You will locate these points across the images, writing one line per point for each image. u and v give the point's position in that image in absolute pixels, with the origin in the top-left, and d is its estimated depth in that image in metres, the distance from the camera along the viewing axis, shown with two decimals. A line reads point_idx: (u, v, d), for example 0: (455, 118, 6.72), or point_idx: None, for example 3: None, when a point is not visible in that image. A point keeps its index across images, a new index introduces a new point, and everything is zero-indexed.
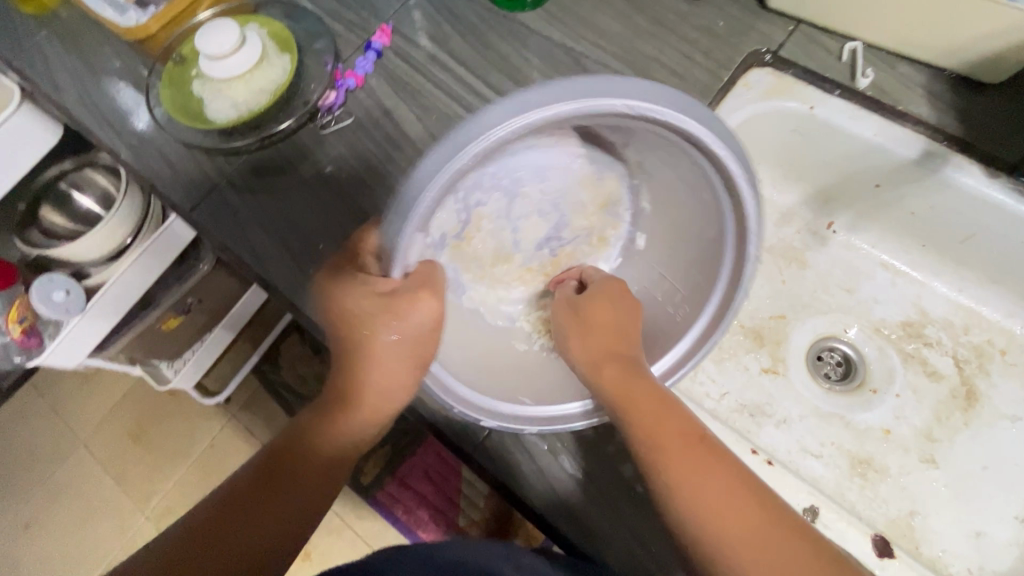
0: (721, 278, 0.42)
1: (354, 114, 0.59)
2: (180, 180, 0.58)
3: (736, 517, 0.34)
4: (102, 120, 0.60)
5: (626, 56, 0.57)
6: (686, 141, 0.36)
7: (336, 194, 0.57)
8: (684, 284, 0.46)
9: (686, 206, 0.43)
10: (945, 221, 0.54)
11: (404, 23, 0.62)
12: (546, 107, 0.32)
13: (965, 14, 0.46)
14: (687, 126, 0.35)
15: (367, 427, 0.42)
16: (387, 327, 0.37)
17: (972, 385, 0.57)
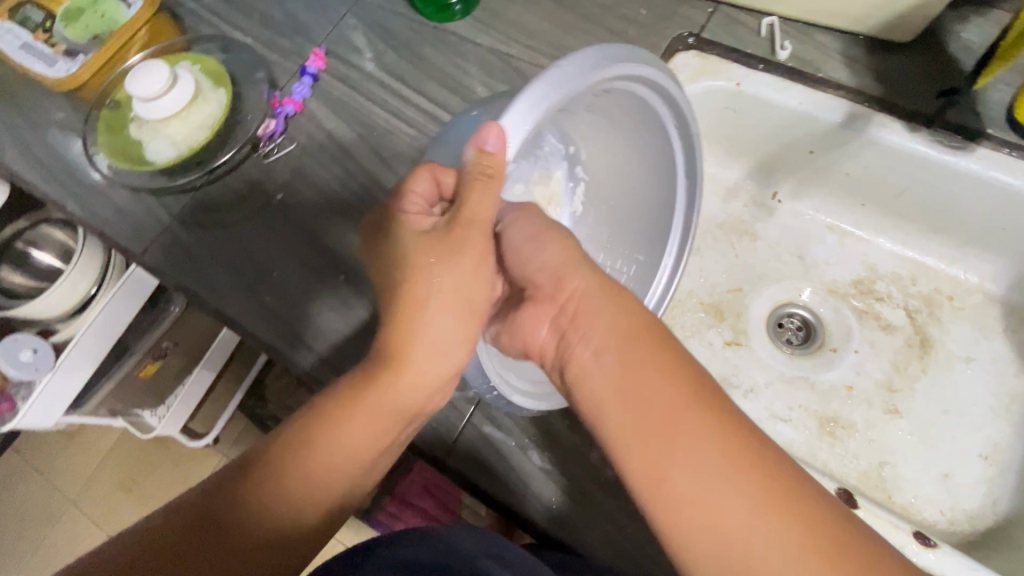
0: (674, 235, 0.50)
1: (297, 139, 0.60)
2: (129, 224, 0.58)
3: (698, 474, 0.31)
4: (49, 172, 0.60)
5: (555, 53, 0.59)
6: (681, 120, 0.43)
7: (288, 221, 0.57)
8: (628, 265, 0.51)
9: (649, 184, 0.49)
10: (878, 177, 0.56)
11: (339, 44, 0.63)
12: (616, 65, 0.36)
13: None
14: (685, 102, 0.42)
15: (407, 395, 0.38)
16: (434, 268, 0.36)
17: (926, 333, 0.59)
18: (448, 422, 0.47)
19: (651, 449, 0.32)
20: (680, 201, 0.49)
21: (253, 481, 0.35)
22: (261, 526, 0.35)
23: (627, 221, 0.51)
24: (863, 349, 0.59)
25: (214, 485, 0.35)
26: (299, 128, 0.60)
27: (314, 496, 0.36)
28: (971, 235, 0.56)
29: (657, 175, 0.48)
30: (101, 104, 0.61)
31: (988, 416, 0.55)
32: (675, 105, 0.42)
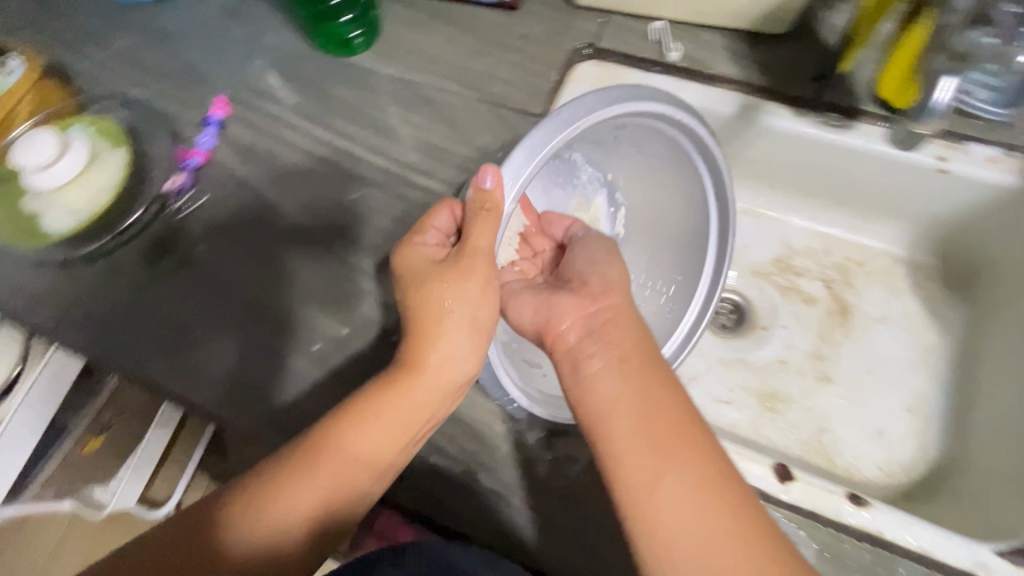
0: (710, 262, 0.52)
1: (211, 191, 0.59)
2: (40, 300, 0.55)
3: (688, 502, 0.35)
4: None
5: (461, 77, 0.59)
6: (699, 147, 0.46)
7: (206, 276, 0.55)
8: (666, 286, 0.54)
9: (683, 206, 0.52)
10: (779, 161, 0.59)
11: (244, 90, 0.62)
12: (628, 101, 0.39)
13: None
14: (700, 133, 0.45)
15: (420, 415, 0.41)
16: (450, 290, 0.39)
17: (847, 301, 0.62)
18: None
19: (649, 472, 0.36)
20: (713, 230, 0.51)
21: (263, 480, 0.39)
22: (257, 535, 0.37)
23: (665, 243, 0.54)
24: (791, 324, 0.62)
25: (234, 482, 0.39)
26: (211, 179, 0.59)
27: (317, 503, 0.38)
28: (868, 204, 0.60)
29: (688, 200, 0.51)
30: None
31: (907, 371, 0.58)
32: (689, 134, 0.45)
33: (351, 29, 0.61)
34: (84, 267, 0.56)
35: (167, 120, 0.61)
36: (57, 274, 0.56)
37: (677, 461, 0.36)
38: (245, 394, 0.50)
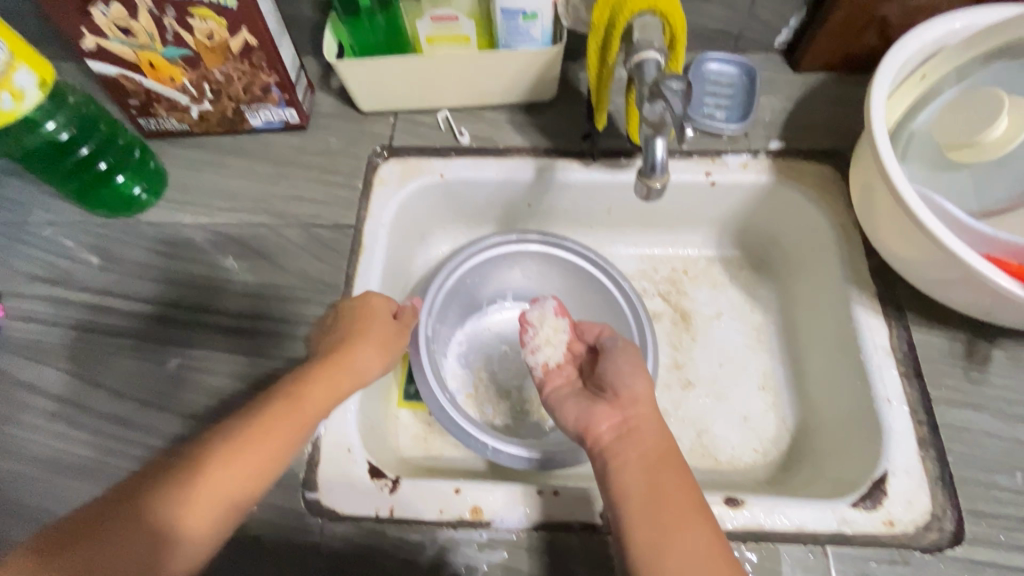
0: (874, 379, 0.58)
1: (372, 212, 0.70)
2: (204, 292, 0.65)
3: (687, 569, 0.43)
4: (114, 276, 0.67)
5: (551, 143, 0.73)
6: (768, 188, 0.71)
7: (329, 298, 0.65)
8: (881, 373, 0.58)
9: (830, 314, 0.66)
10: (833, 217, 0.67)
11: (365, 142, 0.74)
12: (575, 184, 0.73)
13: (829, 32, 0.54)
14: (763, 179, 0.70)
15: (642, 430, 0.52)
16: (630, 397, 0.54)
17: (968, 357, 0.58)
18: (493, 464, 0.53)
19: (654, 539, 0.45)
20: (876, 358, 0.59)
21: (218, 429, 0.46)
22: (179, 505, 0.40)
23: (817, 340, 0.69)
24: (903, 363, 0.58)
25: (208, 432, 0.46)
26: (374, 205, 0.70)
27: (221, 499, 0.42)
28: (803, 278, 0.73)
29: (835, 326, 0.65)
30: (187, 192, 0.71)
31: (1021, 449, 0.54)
32: (754, 182, 0.71)
33: (500, 106, 0.75)
34: (245, 272, 0.66)
35: (329, 157, 0.73)
36: (221, 275, 0.66)
37: (680, 538, 0.45)
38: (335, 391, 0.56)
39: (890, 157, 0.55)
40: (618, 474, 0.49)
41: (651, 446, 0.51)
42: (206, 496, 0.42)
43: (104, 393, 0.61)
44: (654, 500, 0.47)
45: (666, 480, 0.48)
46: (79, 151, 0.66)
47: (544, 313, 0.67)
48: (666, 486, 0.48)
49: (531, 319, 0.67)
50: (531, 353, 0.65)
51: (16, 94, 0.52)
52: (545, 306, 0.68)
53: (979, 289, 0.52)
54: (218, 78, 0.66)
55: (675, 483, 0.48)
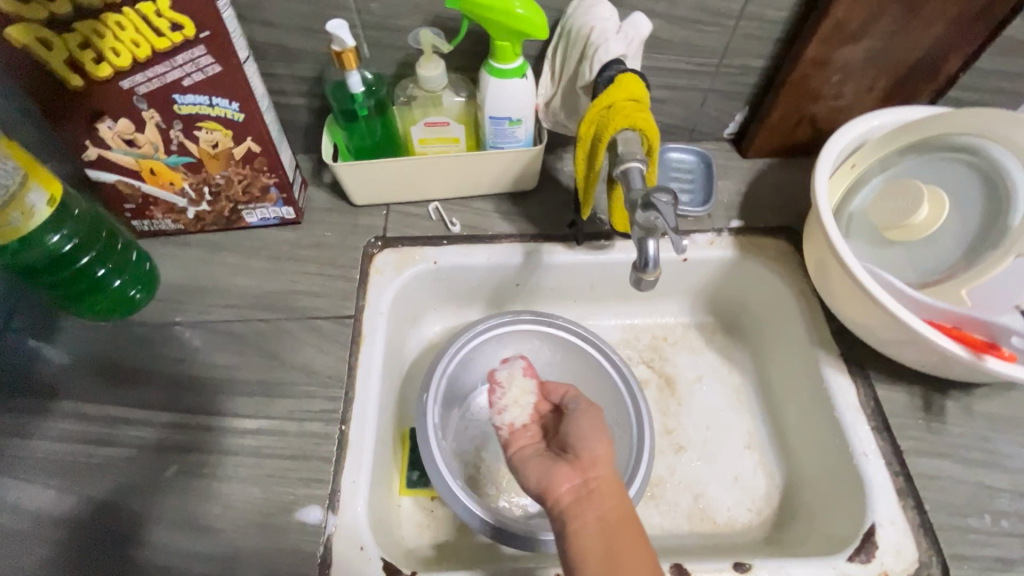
0: (850, 436, 0.63)
1: (370, 302, 0.72)
2: (201, 391, 0.65)
3: None
4: (104, 381, 0.65)
5: (536, 228, 0.78)
6: (734, 261, 0.79)
7: (331, 389, 0.65)
8: (855, 430, 0.64)
9: (802, 375, 0.73)
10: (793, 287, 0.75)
11: (359, 233, 0.77)
12: (561, 264, 0.78)
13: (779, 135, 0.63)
14: (729, 254, 0.78)
15: (602, 492, 0.53)
16: (588, 457, 0.56)
17: (926, 409, 0.64)
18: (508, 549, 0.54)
19: None
20: (848, 416, 0.65)
21: None
22: None
23: (792, 399, 0.75)
24: (873, 418, 0.64)
25: None
26: (371, 294, 0.73)
27: None
28: (772, 341, 0.80)
29: (807, 386, 0.71)
30: (182, 291, 0.72)
31: (985, 492, 0.60)
32: (721, 256, 0.78)
33: (486, 195, 0.81)
34: (243, 369, 0.66)
35: (324, 250, 0.76)
36: (219, 372, 0.66)
37: None
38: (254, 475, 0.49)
39: (839, 238, 0.63)
40: (580, 537, 0.49)
41: (611, 508, 0.52)
42: None
43: (97, 507, 0.58)
44: (612, 563, 0.47)
45: (626, 538, 0.49)
46: (79, 260, 0.64)
47: (513, 373, 0.73)
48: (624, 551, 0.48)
49: (500, 380, 0.73)
50: (500, 413, 0.69)
51: (27, 211, 0.54)
52: (513, 366, 0.74)
53: (928, 349, 0.59)
54: (218, 181, 0.69)
55: (635, 542, 0.49)
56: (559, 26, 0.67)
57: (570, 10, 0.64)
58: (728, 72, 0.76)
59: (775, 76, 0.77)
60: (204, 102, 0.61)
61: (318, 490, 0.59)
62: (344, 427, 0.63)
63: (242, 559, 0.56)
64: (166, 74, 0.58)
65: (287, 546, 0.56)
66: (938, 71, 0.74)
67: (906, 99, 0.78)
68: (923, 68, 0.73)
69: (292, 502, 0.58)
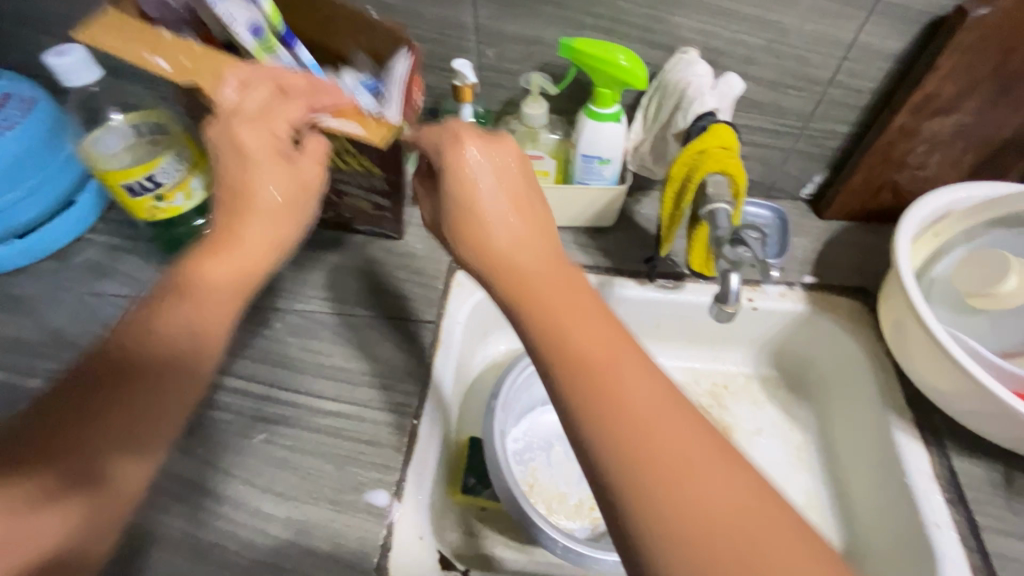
0: (924, 508, 0.61)
1: (449, 310, 0.78)
2: (293, 371, 0.71)
3: (652, 429, 0.38)
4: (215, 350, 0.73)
5: (612, 260, 0.82)
6: (803, 315, 0.79)
7: (407, 385, 0.70)
8: (928, 502, 0.61)
9: (873, 441, 0.71)
10: (867, 347, 0.74)
11: (448, 248, 0.84)
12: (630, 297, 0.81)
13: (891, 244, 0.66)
14: (799, 308, 0.79)
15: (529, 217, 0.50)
16: (497, 179, 0.50)
17: (1008, 487, 0.61)
18: None
19: (592, 391, 0.40)
20: (922, 487, 0.62)
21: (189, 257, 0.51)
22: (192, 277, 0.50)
23: (859, 465, 0.73)
24: (947, 490, 0.62)
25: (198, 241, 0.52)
26: (451, 303, 0.79)
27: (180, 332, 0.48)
28: (838, 402, 0.79)
29: (877, 451, 0.69)
30: (287, 281, 0.80)
31: None
32: (791, 310, 0.79)
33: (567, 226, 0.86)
34: (332, 356, 0.73)
35: (416, 259, 0.83)
36: (311, 356, 0.73)
37: (623, 375, 0.40)
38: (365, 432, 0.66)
39: (923, 305, 0.62)
40: (598, 424, 0.39)
41: (545, 254, 0.48)
42: (225, 289, 0.51)
43: (195, 460, 0.64)
44: (567, 318, 0.44)
45: (636, 403, 0.39)
46: (212, 242, 0.75)
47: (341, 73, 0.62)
48: (567, 293, 0.45)
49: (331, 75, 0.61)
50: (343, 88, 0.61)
51: (189, 193, 0.62)
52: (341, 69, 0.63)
53: (1013, 424, 0.58)
54: (346, 221, 0.83)
55: (642, 396, 0.39)
56: (655, 80, 0.73)
57: (668, 65, 0.71)
58: (812, 135, 0.80)
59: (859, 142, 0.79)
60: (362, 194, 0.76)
61: (386, 477, 0.63)
62: (417, 422, 0.67)
63: (313, 528, 0.60)
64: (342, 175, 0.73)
65: (356, 524, 0.60)
66: None
67: (996, 173, 0.78)
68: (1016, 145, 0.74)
69: (363, 484, 0.62)
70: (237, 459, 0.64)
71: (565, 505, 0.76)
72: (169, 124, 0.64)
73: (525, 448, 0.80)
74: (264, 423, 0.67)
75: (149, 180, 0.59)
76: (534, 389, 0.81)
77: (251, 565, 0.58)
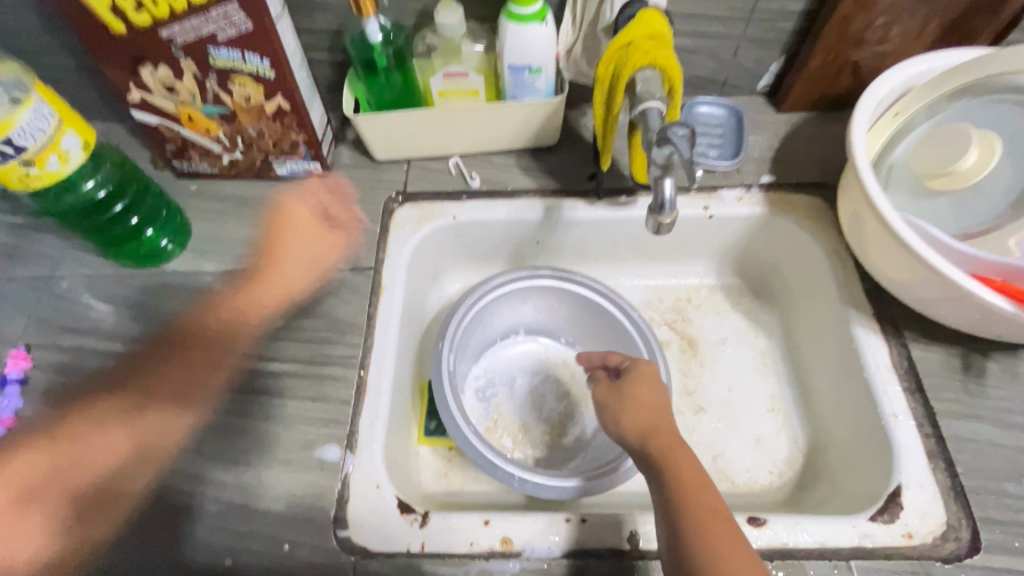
0: (881, 400, 0.60)
1: (389, 254, 0.73)
2: (232, 337, 0.68)
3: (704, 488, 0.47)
4: (145, 325, 0.69)
5: (558, 183, 0.77)
6: (762, 218, 0.75)
7: (350, 337, 0.67)
8: (886, 394, 0.60)
9: (833, 340, 0.69)
10: (826, 245, 0.71)
11: (381, 189, 0.78)
12: (580, 218, 0.76)
13: (852, 131, 0.60)
14: (757, 211, 0.75)
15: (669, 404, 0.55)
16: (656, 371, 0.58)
17: (965, 370, 0.60)
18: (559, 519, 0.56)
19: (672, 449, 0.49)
20: (880, 380, 0.61)
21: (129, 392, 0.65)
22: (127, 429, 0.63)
23: (821, 364, 0.72)
24: (906, 379, 0.61)
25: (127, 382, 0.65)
26: (391, 246, 0.74)
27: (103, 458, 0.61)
28: (799, 304, 0.77)
29: (837, 349, 0.68)
30: (214, 242, 0.75)
31: None
32: (750, 213, 0.75)
33: (508, 151, 0.80)
34: (270, 316, 0.69)
35: (348, 205, 0.77)
36: (249, 319, 0.69)
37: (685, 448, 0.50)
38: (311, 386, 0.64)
39: (878, 192, 0.58)
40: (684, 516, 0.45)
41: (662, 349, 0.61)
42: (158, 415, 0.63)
43: (139, 438, 0.62)
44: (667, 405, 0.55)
45: (709, 505, 0.45)
46: (114, 207, 0.70)
47: None
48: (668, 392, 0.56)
49: None
50: None
51: (63, 155, 0.56)
52: None
53: (970, 305, 0.55)
54: (250, 132, 0.72)
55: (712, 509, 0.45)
56: None
57: None
58: (762, 18, 0.72)
59: (814, 20, 0.72)
60: (236, 56, 0.63)
61: (335, 432, 0.61)
62: (363, 372, 0.65)
63: (263, 491, 0.58)
64: (201, 27, 0.60)
65: (307, 481, 0.59)
66: (999, 10, 0.67)
67: (962, 41, 0.72)
68: (982, 5, 0.67)
69: (313, 441, 0.61)
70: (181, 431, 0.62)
71: (530, 433, 0.75)
72: (24, 78, 0.56)
73: (488, 385, 0.79)
74: (205, 391, 0.64)
75: (9, 143, 0.52)
76: (489, 325, 0.79)
77: (208, 534, 0.57)
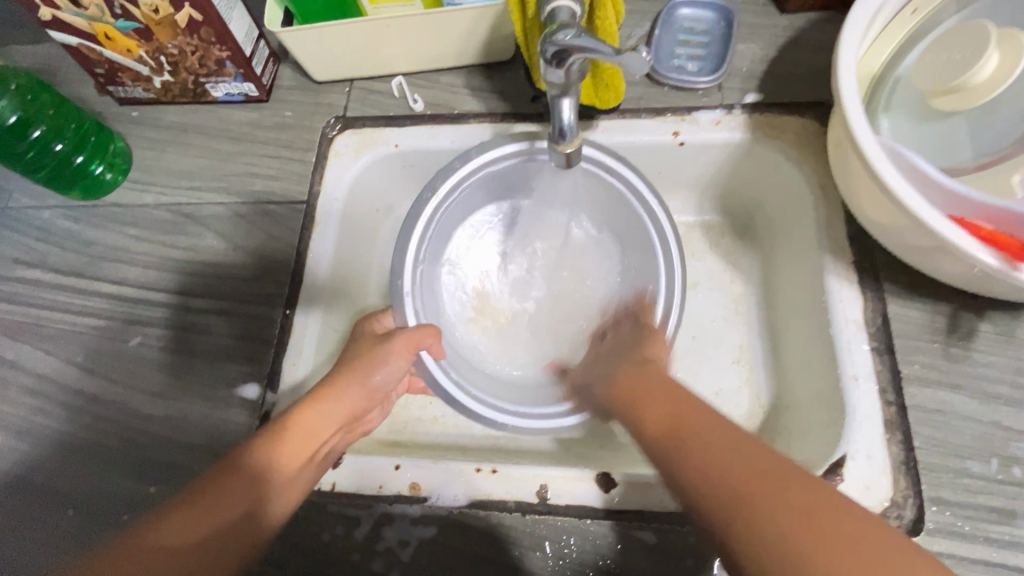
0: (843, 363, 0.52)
1: (325, 185, 0.69)
2: (167, 268, 0.67)
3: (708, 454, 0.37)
4: (83, 258, 0.69)
5: (510, 106, 0.69)
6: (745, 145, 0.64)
7: (280, 274, 0.65)
8: (849, 356, 0.52)
9: (808, 286, 0.60)
10: (813, 179, 0.60)
11: (318, 114, 0.72)
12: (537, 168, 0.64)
13: (850, 43, 0.48)
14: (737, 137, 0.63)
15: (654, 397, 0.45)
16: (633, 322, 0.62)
17: (950, 332, 0.52)
18: (471, 481, 0.54)
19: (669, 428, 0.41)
20: (844, 341, 0.53)
21: None
22: None
23: (790, 314, 0.63)
24: (876, 339, 0.52)
25: None
26: (328, 176, 0.69)
27: None
28: (777, 245, 0.67)
29: (811, 302, 0.59)
30: (150, 172, 0.72)
31: (998, 433, 0.49)
32: (729, 140, 0.64)
33: (457, 67, 0.71)
34: (202, 252, 0.68)
35: (284, 131, 0.72)
36: (183, 251, 0.68)
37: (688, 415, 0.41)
38: (241, 322, 0.64)
39: (864, 121, 0.47)
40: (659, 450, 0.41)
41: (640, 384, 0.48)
42: None
43: (77, 369, 0.64)
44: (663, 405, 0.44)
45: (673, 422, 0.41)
46: (31, 133, 0.65)
47: None
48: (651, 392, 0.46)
49: None
50: None
51: None
52: None
53: (961, 260, 0.46)
54: (172, 51, 0.65)
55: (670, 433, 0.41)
56: None
57: None
58: None
59: None
60: None
61: (258, 371, 0.61)
62: (289, 312, 0.63)
63: (189, 424, 0.61)
64: None
65: (230, 417, 0.60)
66: None
67: None
68: None
69: (236, 377, 0.62)
70: (118, 363, 0.64)
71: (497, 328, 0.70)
72: None
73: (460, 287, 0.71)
74: (141, 323, 0.65)
75: None
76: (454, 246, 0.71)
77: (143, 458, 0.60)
